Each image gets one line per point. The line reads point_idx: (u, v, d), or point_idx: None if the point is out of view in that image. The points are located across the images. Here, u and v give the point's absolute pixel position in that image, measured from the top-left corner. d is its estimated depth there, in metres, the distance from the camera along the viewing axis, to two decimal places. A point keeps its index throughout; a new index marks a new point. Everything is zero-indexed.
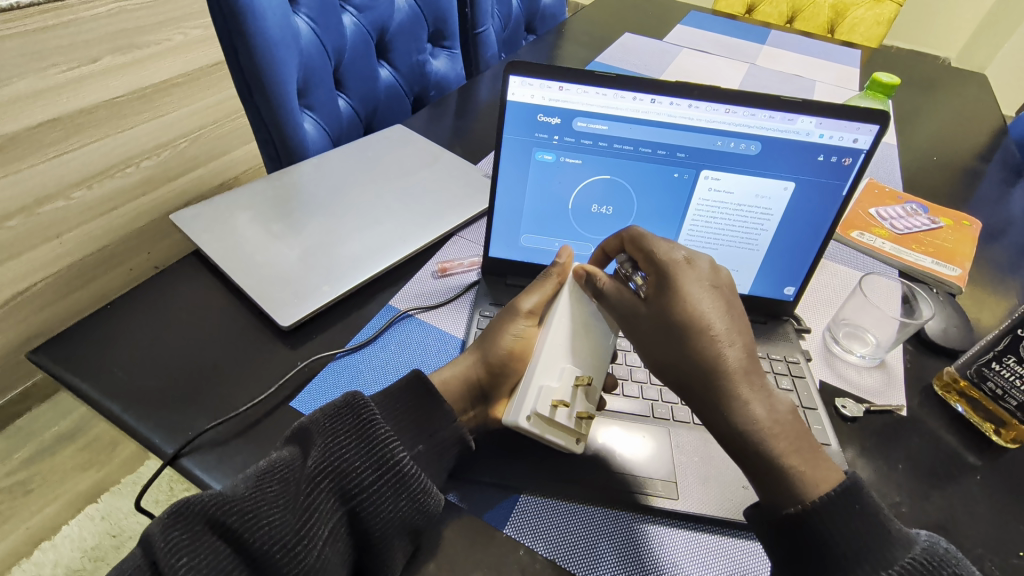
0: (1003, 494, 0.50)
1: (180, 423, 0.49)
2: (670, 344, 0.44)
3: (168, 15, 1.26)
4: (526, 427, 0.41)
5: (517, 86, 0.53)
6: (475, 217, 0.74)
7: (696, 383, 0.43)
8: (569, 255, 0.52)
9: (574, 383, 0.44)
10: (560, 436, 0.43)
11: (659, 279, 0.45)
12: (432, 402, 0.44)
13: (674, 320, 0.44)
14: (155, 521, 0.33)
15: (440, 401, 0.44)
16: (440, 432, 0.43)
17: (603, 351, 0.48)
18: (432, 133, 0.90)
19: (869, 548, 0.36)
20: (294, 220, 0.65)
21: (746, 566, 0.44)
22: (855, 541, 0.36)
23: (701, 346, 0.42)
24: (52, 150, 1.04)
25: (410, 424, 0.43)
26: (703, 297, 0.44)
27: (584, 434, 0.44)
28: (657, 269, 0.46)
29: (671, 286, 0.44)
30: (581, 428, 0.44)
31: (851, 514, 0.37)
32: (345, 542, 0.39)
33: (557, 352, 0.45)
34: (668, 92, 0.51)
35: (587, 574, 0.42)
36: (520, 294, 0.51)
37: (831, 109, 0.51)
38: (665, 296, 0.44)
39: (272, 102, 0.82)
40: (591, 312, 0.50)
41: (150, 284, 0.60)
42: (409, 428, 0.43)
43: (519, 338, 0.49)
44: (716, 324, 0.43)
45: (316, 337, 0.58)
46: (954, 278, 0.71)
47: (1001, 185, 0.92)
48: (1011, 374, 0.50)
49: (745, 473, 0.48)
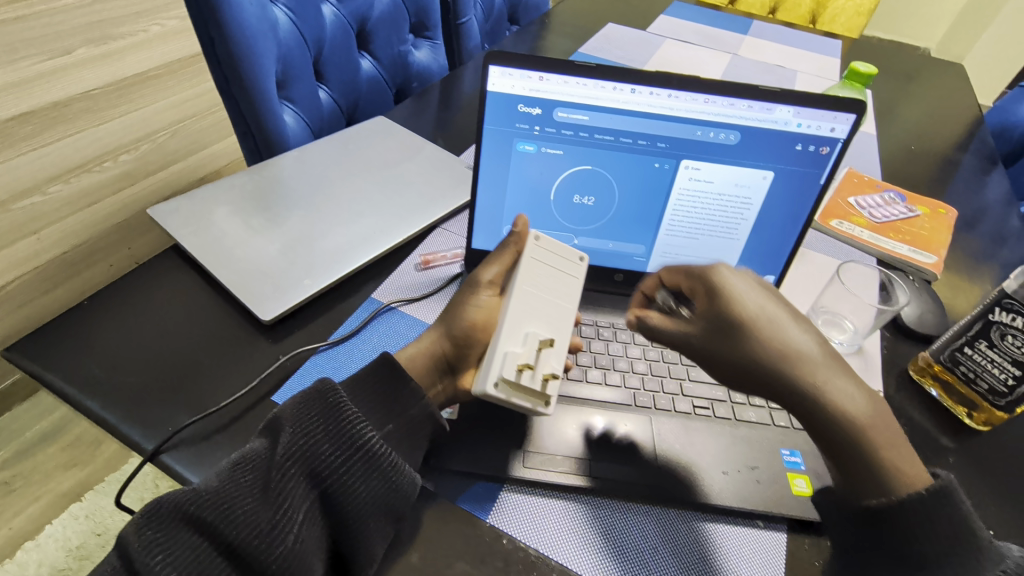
0: (975, 476, 0.51)
1: (160, 419, 0.48)
2: (740, 351, 0.44)
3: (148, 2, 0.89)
4: (492, 394, 0.40)
5: (497, 76, 0.52)
6: (458, 209, 0.74)
7: (785, 385, 0.43)
8: (524, 224, 0.51)
9: (538, 346, 0.43)
10: (528, 399, 0.42)
11: (709, 294, 0.47)
12: (399, 382, 0.45)
13: (730, 325, 0.45)
14: (129, 523, 0.34)
15: (405, 381, 0.45)
16: (408, 411, 0.44)
17: (570, 312, 0.47)
18: (415, 125, 0.90)
19: (956, 549, 0.38)
20: (275, 213, 0.65)
21: (721, 545, 0.45)
22: (942, 543, 0.38)
23: (772, 349, 0.43)
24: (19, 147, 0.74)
25: (377, 406, 0.44)
26: (754, 300, 0.46)
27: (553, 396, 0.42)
28: (705, 286, 0.47)
29: (721, 297, 0.46)
30: (548, 390, 0.42)
31: (944, 519, 0.38)
32: (323, 527, 0.39)
33: (522, 318, 0.44)
34: (648, 82, 0.51)
35: (571, 564, 0.42)
36: (481, 264, 0.50)
37: (809, 99, 0.51)
38: (717, 308, 0.46)
39: (250, 94, 0.80)
40: (555, 274, 0.48)
41: (127, 279, 0.59)
42: (377, 410, 0.44)
43: (480, 309, 0.48)
44: (783, 330, 0.44)
45: (299, 331, 0.58)
46: (931, 265, 0.73)
47: (977, 174, 0.93)
48: (981, 358, 0.51)
49: (725, 459, 0.49)
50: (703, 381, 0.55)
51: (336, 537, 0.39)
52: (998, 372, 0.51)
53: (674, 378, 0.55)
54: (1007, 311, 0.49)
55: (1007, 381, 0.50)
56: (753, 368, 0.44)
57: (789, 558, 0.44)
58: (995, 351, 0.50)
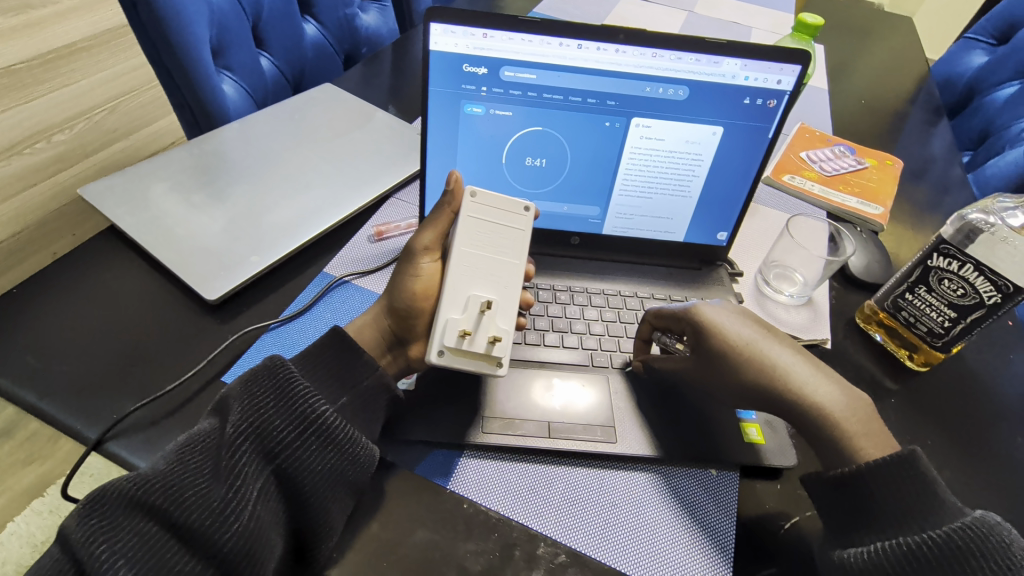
0: (915, 415, 0.54)
1: (104, 406, 0.47)
2: (733, 376, 0.48)
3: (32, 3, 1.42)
4: (437, 362, 0.43)
5: (439, 34, 0.50)
6: (411, 177, 0.72)
7: (775, 401, 0.47)
8: (457, 180, 0.47)
9: (478, 310, 0.44)
10: (473, 363, 0.44)
11: (694, 331, 0.51)
12: (351, 355, 0.44)
13: (719, 353, 0.49)
14: (70, 514, 0.32)
15: (358, 353, 0.45)
16: (362, 382, 0.44)
17: (511, 266, 0.47)
18: (364, 91, 0.86)
19: (914, 508, 0.39)
20: (217, 188, 0.62)
21: (676, 493, 0.46)
22: (905, 503, 0.39)
23: (757, 369, 0.47)
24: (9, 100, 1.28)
25: (331, 379, 0.43)
26: (732, 323, 0.50)
27: (499, 356, 0.44)
28: (690, 325, 0.51)
29: (705, 331, 0.50)
30: (492, 351, 0.44)
31: (906, 482, 0.40)
32: (279, 504, 0.38)
33: (462, 282, 0.45)
34: (595, 37, 0.50)
35: (533, 521, 0.43)
36: (417, 229, 0.48)
37: (755, 51, 0.51)
38: (703, 344, 0.50)
39: (182, 63, 0.74)
40: (495, 229, 0.47)
41: (60, 263, 0.56)
42: (330, 382, 0.43)
43: (420, 277, 0.47)
44: (753, 342, 0.49)
45: (248, 309, 0.56)
46: (878, 215, 0.74)
47: (923, 126, 0.95)
48: (921, 304, 0.54)
49: (680, 413, 0.50)
50: None
51: (294, 514, 0.39)
52: (935, 316, 0.53)
53: (630, 337, 0.57)
54: (944, 257, 0.51)
55: (944, 324, 0.53)
56: (748, 390, 0.48)
57: (740, 501, 0.46)
58: (933, 295, 0.52)
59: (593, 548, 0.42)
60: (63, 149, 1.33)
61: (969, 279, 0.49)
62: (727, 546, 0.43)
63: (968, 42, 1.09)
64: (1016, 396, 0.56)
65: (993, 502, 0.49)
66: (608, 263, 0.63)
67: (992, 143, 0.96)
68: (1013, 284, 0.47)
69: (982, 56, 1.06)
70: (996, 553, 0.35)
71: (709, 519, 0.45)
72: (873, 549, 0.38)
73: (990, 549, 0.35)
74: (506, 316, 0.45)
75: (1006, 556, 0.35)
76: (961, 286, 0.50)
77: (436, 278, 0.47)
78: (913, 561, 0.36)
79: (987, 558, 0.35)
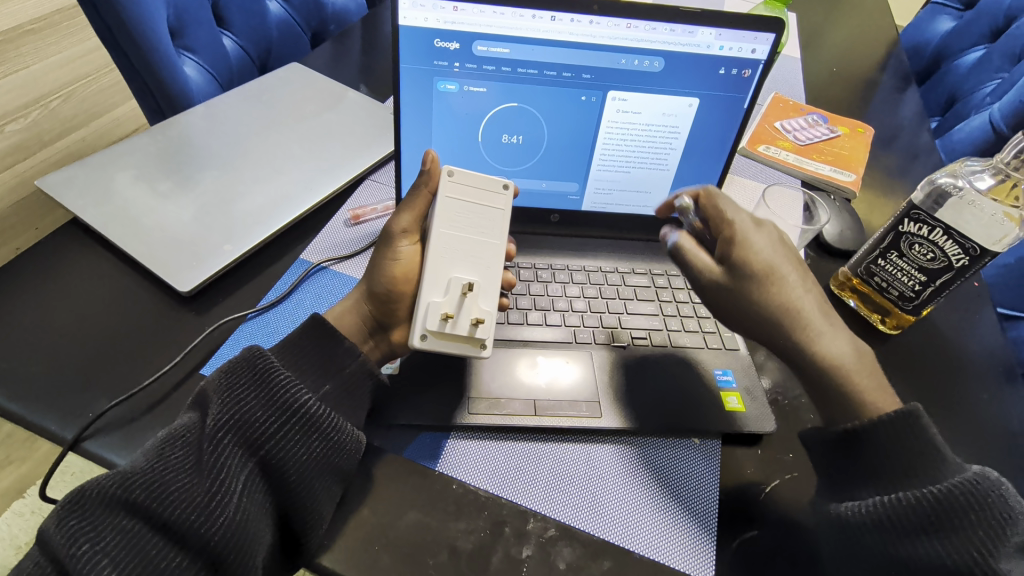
0: (889, 377, 0.56)
1: (79, 405, 0.45)
2: (738, 291, 0.47)
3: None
4: (422, 347, 0.43)
5: (408, 8, 0.48)
6: (385, 158, 0.70)
7: (778, 331, 0.46)
8: (433, 159, 0.46)
9: (460, 292, 0.44)
10: (458, 346, 0.44)
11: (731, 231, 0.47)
12: (332, 342, 0.44)
13: (754, 270, 0.46)
14: (48, 516, 0.31)
15: (339, 339, 0.44)
16: (345, 369, 0.43)
17: (492, 246, 0.46)
18: (334, 71, 0.84)
19: (915, 464, 0.40)
20: (184, 175, 0.59)
21: (661, 464, 0.47)
22: (907, 460, 0.40)
23: (775, 297, 0.46)
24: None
25: (313, 367, 0.43)
26: (768, 245, 0.47)
27: (483, 338, 0.44)
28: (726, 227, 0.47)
29: (744, 242, 0.46)
30: (475, 333, 0.44)
31: (907, 439, 0.40)
32: (267, 495, 0.38)
33: (443, 265, 0.45)
34: (568, 9, 0.49)
35: (521, 498, 0.44)
36: (393, 212, 0.47)
37: (730, 20, 0.51)
38: (738, 248, 0.46)
39: (140, 45, 0.71)
40: (473, 209, 0.47)
41: (22, 259, 0.54)
42: (310, 371, 0.43)
43: (399, 261, 0.46)
44: (781, 269, 0.47)
45: (224, 300, 0.55)
46: (850, 183, 0.76)
47: (893, 93, 0.96)
48: (894, 268, 0.55)
49: (663, 386, 0.51)
50: (639, 313, 0.57)
51: (282, 504, 0.38)
52: (907, 280, 0.54)
53: (613, 313, 0.57)
54: (915, 222, 0.52)
55: (915, 287, 0.54)
56: (765, 313, 0.46)
57: (723, 469, 0.47)
58: (905, 260, 0.54)
59: (580, 521, 0.43)
60: (19, 139, 1.28)
61: (939, 243, 0.51)
62: (711, 514, 0.44)
63: (936, 7, 1.10)
64: (982, 354, 0.59)
65: (960, 456, 0.51)
66: (590, 240, 0.63)
67: (959, 108, 0.97)
68: (980, 246, 0.48)
69: (949, 21, 1.07)
70: (991, 508, 0.36)
71: (693, 490, 0.46)
72: (872, 503, 0.39)
73: (986, 504, 0.36)
74: (487, 297, 0.45)
75: (1001, 510, 0.35)
76: (931, 250, 0.51)
77: (416, 262, 0.47)
78: (910, 516, 0.37)
79: (983, 513, 0.36)
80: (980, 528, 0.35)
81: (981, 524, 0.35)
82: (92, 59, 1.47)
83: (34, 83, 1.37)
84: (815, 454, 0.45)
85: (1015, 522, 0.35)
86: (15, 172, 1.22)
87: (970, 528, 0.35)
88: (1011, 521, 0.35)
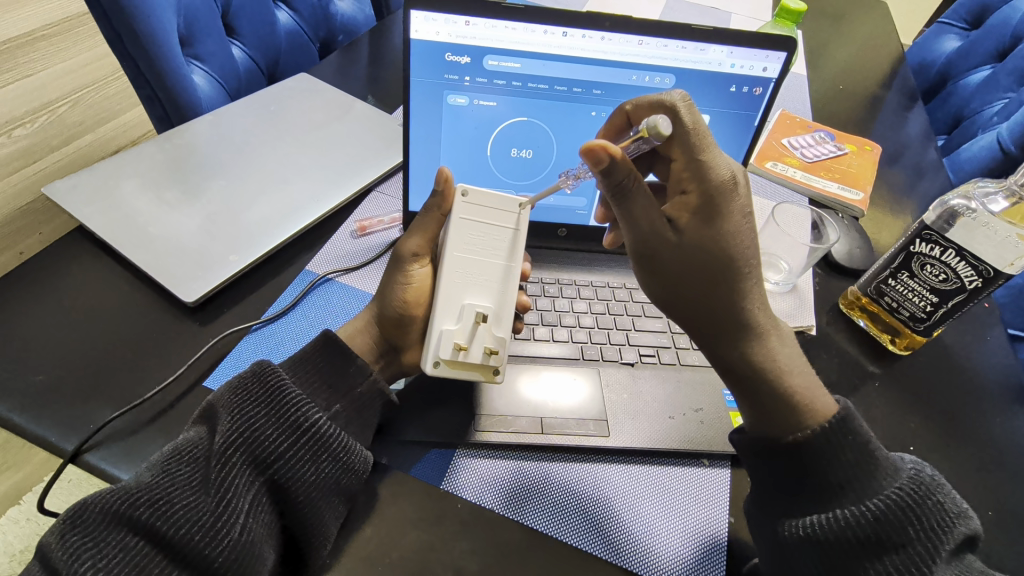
0: (899, 398, 0.55)
1: (80, 417, 0.45)
2: (682, 260, 0.42)
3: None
4: (434, 373, 0.44)
5: (420, 22, 0.48)
6: (394, 170, 0.70)
7: (725, 320, 0.42)
8: (447, 177, 0.45)
9: (473, 320, 0.44)
10: (472, 375, 0.44)
11: (706, 196, 0.41)
12: (344, 360, 0.44)
13: (709, 256, 0.41)
14: (49, 530, 0.31)
15: (351, 357, 0.44)
16: (356, 389, 0.43)
17: (502, 267, 0.46)
18: (342, 81, 0.84)
19: (858, 474, 0.38)
20: (192, 184, 0.59)
21: (670, 487, 0.46)
22: (847, 472, 0.38)
23: (729, 286, 0.42)
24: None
25: (324, 385, 0.43)
26: (747, 235, 0.42)
27: (497, 367, 0.44)
28: (704, 192, 0.41)
29: (719, 215, 0.41)
30: (490, 363, 0.44)
31: (848, 450, 0.39)
32: (272, 515, 0.37)
33: (456, 288, 0.45)
34: (581, 25, 0.49)
35: (521, 516, 0.43)
36: (404, 234, 0.47)
37: (741, 38, 0.51)
38: (713, 219, 0.41)
39: (151, 54, 0.71)
40: (485, 230, 0.46)
41: (28, 266, 0.53)
42: (322, 389, 0.42)
43: (411, 284, 0.46)
44: (749, 265, 0.42)
45: (229, 311, 0.54)
46: (858, 201, 0.75)
47: (899, 111, 0.96)
48: (905, 289, 0.54)
49: (671, 405, 0.50)
50: (648, 330, 0.56)
51: (287, 523, 0.38)
52: (918, 301, 0.54)
53: (621, 329, 0.56)
54: (928, 243, 0.51)
55: (926, 309, 0.54)
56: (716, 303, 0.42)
57: (732, 492, 0.46)
58: (916, 280, 0.53)
59: (582, 541, 0.42)
60: (26, 144, 1.28)
61: (952, 264, 0.50)
62: (720, 540, 0.44)
63: (943, 26, 1.10)
64: (993, 375, 0.58)
65: (972, 480, 0.50)
66: (597, 255, 0.63)
67: (966, 127, 0.97)
68: (994, 268, 0.48)
69: (955, 41, 1.07)
70: (930, 517, 0.35)
71: (702, 514, 0.45)
72: (816, 522, 0.37)
73: (925, 514, 0.35)
74: (502, 324, 0.45)
75: (939, 518, 0.35)
76: (943, 271, 0.51)
77: (428, 285, 0.46)
78: (854, 535, 0.36)
79: (923, 524, 0.35)
80: (919, 540, 0.35)
81: (921, 536, 0.35)
82: (100, 65, 1.48)
83: (44, 88, 1.38)
84: (754, 466, 0.43)
85: (950, 529, 0.35)
86: (21, 176, 1.23)
87: (911, 541, 0.35)
88: (946, 528, 0.35)
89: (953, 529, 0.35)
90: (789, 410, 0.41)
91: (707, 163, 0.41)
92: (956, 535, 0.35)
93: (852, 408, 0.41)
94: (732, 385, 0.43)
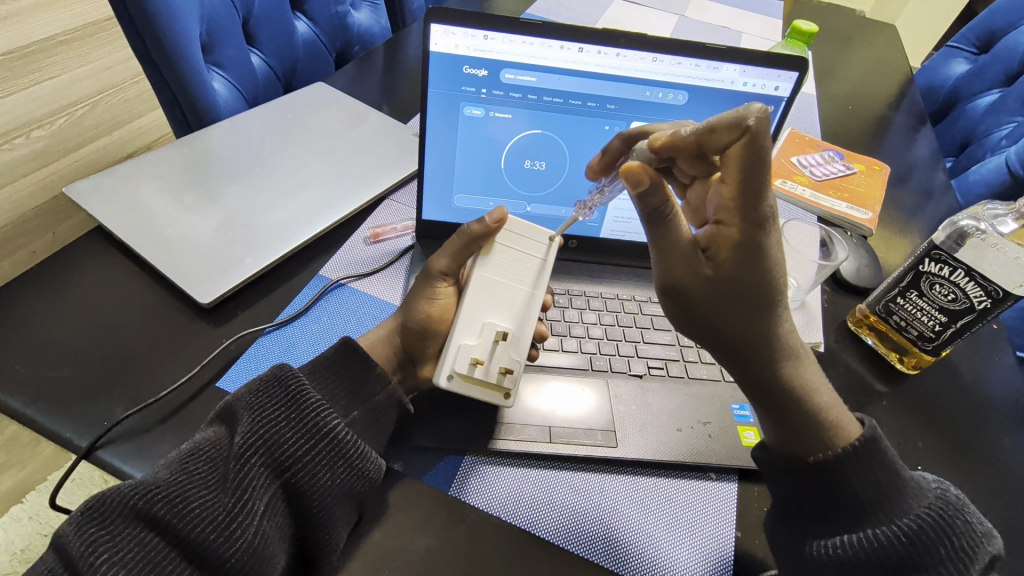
0: (907, 417, 0.55)
1: (96, 414, 0.45)
2: (708, 289, 0.42)
3: (11, 8, 1.46)
4: (446, 386, 0.44)
5: (440, 35, 0.49)
6: (407, 178, 0.71)
7: (759, 347, 0.43)
8: (500, 215, 0.46)
9: (493, 339, 0.44)
10: (484, 393, 0.44)
11: (747, 234, 0.40)
12: (364, 367, 0.44)
13: (735, 296, 0.42)
14: (68, 520, 0.31)
15: (371, 365, 0.44)
16: (374, 397, 0.43)
17: (521, 288, 0.47)
18: (359, 90, 0.85)
19: (886, 497, 0.39)
20: (210, 188, 0.60)
21: (683, 503, 0.46)
22: (877, 493, 0.39)
23: (755, 320, 0.42)
24: (8, 89, 1.33)
25: (343, 391, 0.43)
26: (780, 266, 0.42)
27: (509, 388, 0.44)
28: (746, 229, 0.40)
29: (756, 252, 0.40)
30: (503, 382, 0.44)
31: (874, 468, 0.40)
32: (285, 519, 0.38)
33: (473, 304, 0.46)
34: (596, 41, 0.50)
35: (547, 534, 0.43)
36: (435, 252, 0.48)
37: (753, 58, 0.52)
38: (749, 256, 0.40)
39: (173, 60, 0.72)
40: (509, 252, 0.47)
41: (47, 265, 0.54)
42: (342, 396, 0.43)
43: (435, 298, 0.48)
44: (774, 297, 0.42)
45: (243, 313, 0.55)
46: (866, 221, 0.76)
47: (908, 132, 0.97)
48: (914, 308, 0.54)
49: (680, 417, 0.50)
50: (656, 343, 0.57)
51: (301, 524, 0.38)
52: (927, 320, 0.54)
53: (630, 341, 0.57)
54: (936, 262, 0.52)
55: (935, 328, 0.54)
56: (745, 336, 0.43)
57: (739, 507, 0.46)
58: (924, 300, 0.53)
59: (606, 560, 0.42)
60: (42, 146, 1.30)
61: (960, 284, 0.50)
62: (726, 553, 0.44)
63: (951, 50, 1.12)
64: (1002, 395, 0.58)
65: (979, 501, 0.50)
66: (607, 267, 0.63)
67: (974, 150, 0.98)
68: (1004, 289, 0.48)
69: (964, 64, 1.08)
70: (960, 538, 0.36)
71: (713, 534, 0.44)
72: (846, 542, 0.38)
73: (957, 533, 0.36)
74: (521, 346, 0.45)
75: (969, 538, 0.36)
76: (952, 290, 0.51)
77: (452, 304, 0.48)
78: (887, 556, 0.36)
79: (952, 544, 0.36)
80: (951, 559, 0.35)
81: (951, 556, 0.35)
82: (119, 70, 1.50)
83: (62, 92, 1.39)
84: (776, 483, 0.43)
85: (978, 549, 0.36)
86: (37, 176, 1.25)
87: (943, 561, 0.35)
88: (975, 548, 0.36)
89: (981, 549, 0.36)
90: (818, 429, 0.42)
91: (762, 195, 0.39)
92: (984, 555, 0.36)
93: (878, 430, 0.41)
94: (758, 403, 0.44)
